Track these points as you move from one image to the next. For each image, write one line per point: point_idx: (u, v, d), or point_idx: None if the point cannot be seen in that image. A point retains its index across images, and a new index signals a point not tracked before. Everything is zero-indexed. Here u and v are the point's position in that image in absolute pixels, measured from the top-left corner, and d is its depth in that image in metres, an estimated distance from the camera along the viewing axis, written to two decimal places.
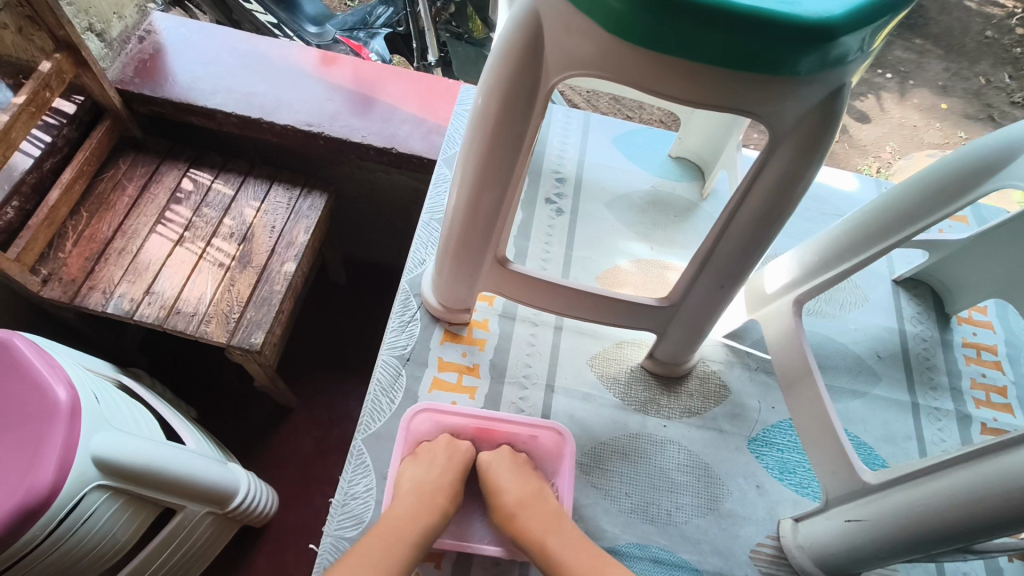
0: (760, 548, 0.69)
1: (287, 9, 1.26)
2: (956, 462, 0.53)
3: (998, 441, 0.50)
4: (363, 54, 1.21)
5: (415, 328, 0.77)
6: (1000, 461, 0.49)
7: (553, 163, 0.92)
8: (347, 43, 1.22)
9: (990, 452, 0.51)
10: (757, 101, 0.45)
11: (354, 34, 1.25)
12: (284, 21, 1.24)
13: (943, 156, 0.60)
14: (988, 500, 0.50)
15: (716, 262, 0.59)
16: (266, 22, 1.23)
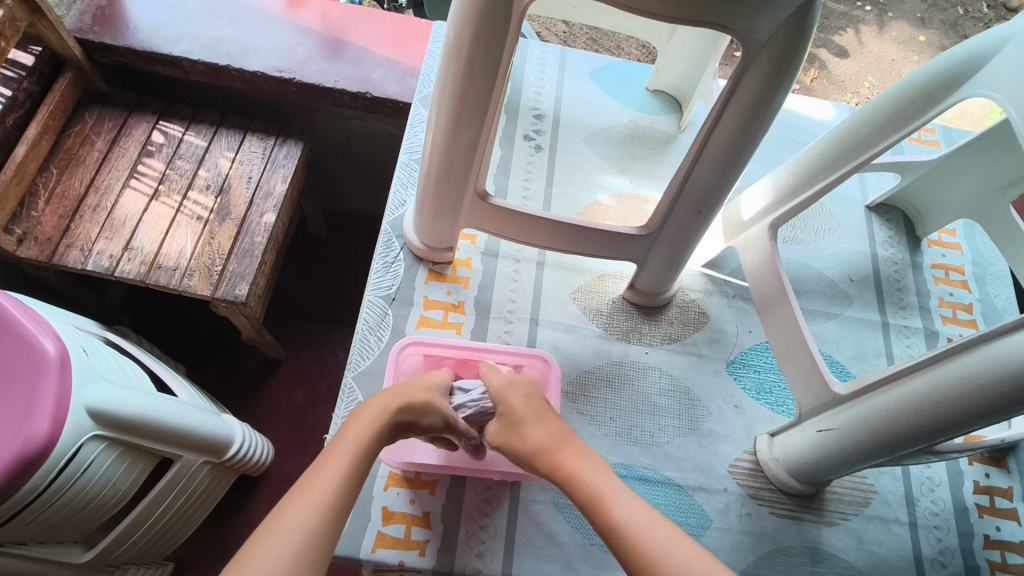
0: (738, 463, 0.73)
1: None
2: (918, 368, 0.55)
3: (955, 346, 0.52)
4: None
5: (399, 268, 0.78)
6: (958, 364, 0.52)
7: (531, 100, 0.92)
8: None
9: (949, 357, 0.53)
10: (729, 16, 0.45)
11: None
12: None
13: (916, 70, 0.59)
14: (949, 400, 0.52)
15: (692, 188, 0.60)
16: None
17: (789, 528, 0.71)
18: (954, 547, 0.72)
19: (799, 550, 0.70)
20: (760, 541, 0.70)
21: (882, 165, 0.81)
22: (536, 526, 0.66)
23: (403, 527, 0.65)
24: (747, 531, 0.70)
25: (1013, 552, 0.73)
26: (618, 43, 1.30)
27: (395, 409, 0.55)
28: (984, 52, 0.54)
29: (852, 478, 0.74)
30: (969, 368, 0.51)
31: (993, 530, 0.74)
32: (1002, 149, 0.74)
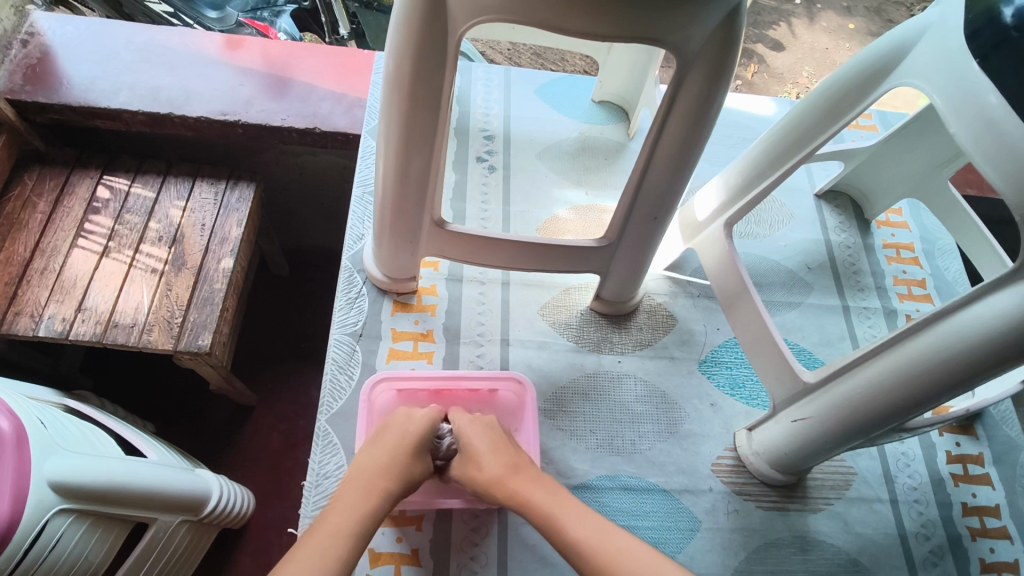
0: (719, 461, 0.74)
1: None
2: (881, 351, 0.56)
3: (912, 327, 0.54)
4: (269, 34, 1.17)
5: (364, 303, 0.77)
6: (924, 338, 0.53)
7: (480, 122, 0.92)
8: (252, 24, 1.17)
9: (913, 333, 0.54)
10: (660, 29, 0.46)
11: (257, 14, 1.21)
12: (180, 9, 1.14)
13: (845, 63, 0.59)
14: (919, 374, 0.53)
15: (646, 195, 0.61)
16: (160, 11, 1.12)
17: (776, 519, 0.71)
18: (935, 518, 0.74)
19: (788, 540, 0.71)
20: (749, 536, 0.70)
21: (825, 154, 0.83)
22: (527, 549, 0.65)
23: (392, 567, 0.63)
24: (736, 528, 0.70)
25: (991, 516, 0.75)
26: (562, 57, 1.33)
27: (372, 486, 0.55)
28: (901, 45, 0.53)
29: (831, 462, 0.76)
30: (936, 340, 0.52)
31: (971, 496, 0.76)
32: (934, 131, 0.77)
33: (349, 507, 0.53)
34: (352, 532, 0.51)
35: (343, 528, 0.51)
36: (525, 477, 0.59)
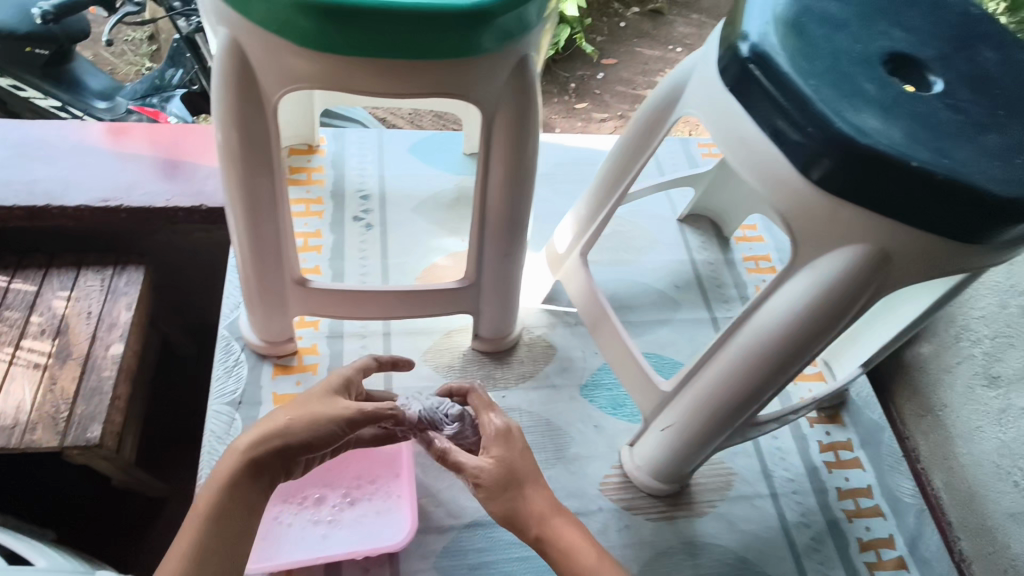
0: (607, 479, 0.77)
1: (68, 88, 1.12)
2: (711, 354, 0.60)
3: (727, 330, 0.57)
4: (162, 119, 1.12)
5: (243, 370, 0.77)
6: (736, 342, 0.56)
7: (356, 183, 0.95)
8: (142, 110, 1.13)
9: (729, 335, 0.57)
10: (459, 84, 0.50)
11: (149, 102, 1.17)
12: (67, 101, 1.11)
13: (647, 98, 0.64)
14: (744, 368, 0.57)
15: (491, 235, 0.65)
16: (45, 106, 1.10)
17: (665, 529, 0.74)
18: (814, 506, 0.79)
19: (678, 547, 0.73)
20: (641, 548, 0.73)
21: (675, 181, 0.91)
22: None
23: None
24: (628, 543, 0.73)
25: (863, 496, 0.81)
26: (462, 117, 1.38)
27: (254, 456, 0.52)
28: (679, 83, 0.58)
29: (712, 466, 0.80)
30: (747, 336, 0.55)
31: (843, 481, 0.82)
32: None
33: (213, 483, 0.51)
34: (220, 524, 0.50)
35: (212, 495, 0.51)
36: (564, 519, 0.57)
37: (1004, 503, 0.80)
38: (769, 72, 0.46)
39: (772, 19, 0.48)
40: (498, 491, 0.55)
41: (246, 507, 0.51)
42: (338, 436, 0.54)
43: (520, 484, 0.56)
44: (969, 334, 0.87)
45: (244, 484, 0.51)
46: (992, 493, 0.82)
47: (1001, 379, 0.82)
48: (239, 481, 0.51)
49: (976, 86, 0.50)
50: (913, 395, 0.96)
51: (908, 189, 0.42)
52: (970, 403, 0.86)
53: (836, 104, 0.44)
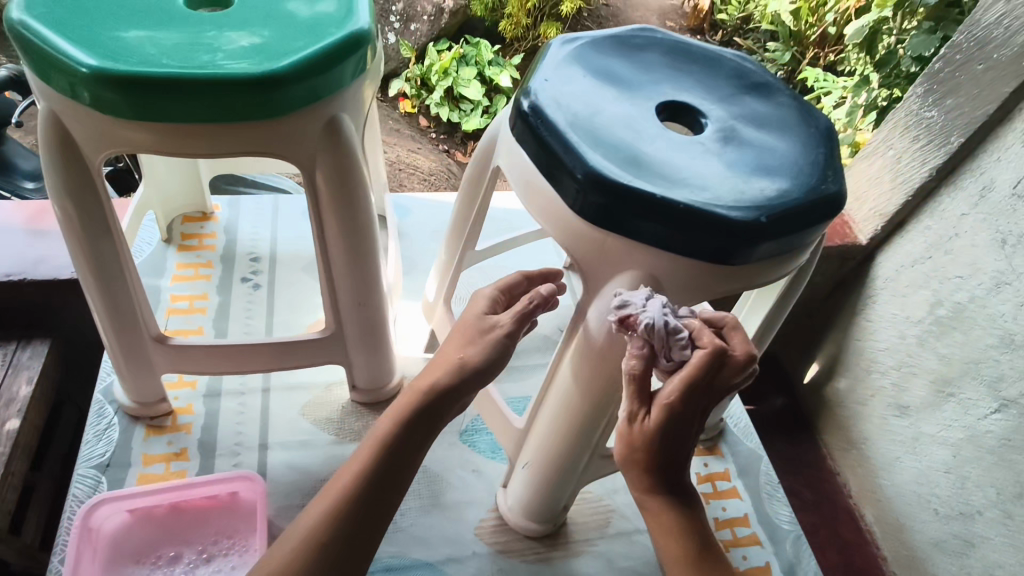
0: (483, 523, 0.77)
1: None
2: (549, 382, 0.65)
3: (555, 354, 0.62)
4: None
5: (114, 433, 0.77)
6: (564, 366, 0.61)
7: (246, 246, 0.98)
8: None
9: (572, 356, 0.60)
10: (268, 142, 0.55)
11: None
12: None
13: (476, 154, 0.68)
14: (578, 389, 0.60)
15: (340, 285, 0.68)
16: None
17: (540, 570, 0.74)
18: None
19: None
20: None
21: None
22: None
23: None
24: None
25: (740, 525, 0.83)
26: None
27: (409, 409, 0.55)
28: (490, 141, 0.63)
29: (591, 504, 0.81)
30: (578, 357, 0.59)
31: (721, 511, 0.84)
32: None
33: (349, 465, 0.53)
34: (398, 456, 0.53)
35: (347, 473, 0.53)
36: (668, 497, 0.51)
37: (928, 533, 0.90)
38: (542, 122, 0.50)
39: (551, 77, 0.54)
40: (652, 448, 0.48)
41: (410, 445, 0.54)
42: (509, 349, 0.58)
43: (682, 441, 0.48)
44: (877, 367, 0.98)
45: (421, 420, 0.55)
46: (917, 522, 0.92)
47: (909, 410, 0.92)
48: (421, 414, 0.55)
49: (742, 125, 0.56)
50: (838, 430, 1.07)
51: (654, 218, 0.47)
52: (887, 436, 0.97)
53: (590, 148, 0.49)
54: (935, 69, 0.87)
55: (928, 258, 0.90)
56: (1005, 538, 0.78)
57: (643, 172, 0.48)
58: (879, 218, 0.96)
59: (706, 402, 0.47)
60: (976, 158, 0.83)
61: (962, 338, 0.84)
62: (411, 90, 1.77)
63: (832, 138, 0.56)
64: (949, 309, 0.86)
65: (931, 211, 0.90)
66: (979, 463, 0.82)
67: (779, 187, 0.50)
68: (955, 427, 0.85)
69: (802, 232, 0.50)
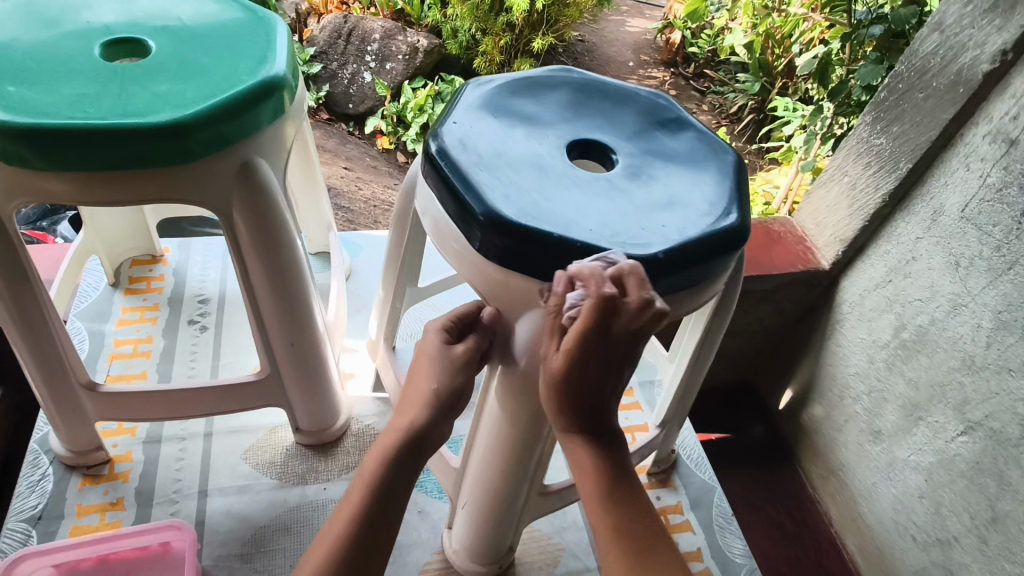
0: (427, 567, 0.75)
1: None
2: (477, 424, 0.64)
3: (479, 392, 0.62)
4: (48, 239, 1.11)
5: (48, 484, 0.75)
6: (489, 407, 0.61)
7: (196, 289, 0.98)
8: (28, 233, 1.11)
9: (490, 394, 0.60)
10: (180, 189, 0.55)
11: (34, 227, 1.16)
12: None
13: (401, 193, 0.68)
14: (505, 427, 0.60)
15: (272, 328, 0.68)
16: None
17: None
18: None
19: None
20: None
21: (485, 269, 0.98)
22: None
23: None
24: None
25: (693, 561, 0.82)
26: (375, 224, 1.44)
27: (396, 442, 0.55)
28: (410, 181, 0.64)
29: (540, 543, 0.80)
30: (498, 399, 0.59)
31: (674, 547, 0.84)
32: None
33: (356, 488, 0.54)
34: (400, 477, 0.55)
35: (352, 502, 0.53)
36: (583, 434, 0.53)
37: (910, 561, 0.88)
38: (445, 163, 0.52)
39: (459, 119, 0.56)
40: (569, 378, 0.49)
41: (399, 478, 0.55)
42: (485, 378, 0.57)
43: (597, 384, 0.50)
44: (849, 392, 0.98)
45: (408, 457, 0.55)
46: (899, 551, 0.90)
47: (882, 436, 0.92)
48: (407, 447, 0.55)
49: (649, 160, 0.57)
50: (818, 459, 1.07)
51: (556, 258, 0.47)
52: (864, 462, 0.96)
53: (491, 188, 0.50)
54: (879, 98, 0.88)
55: (888, 281, 0.90)
56: (981, 564, 0.77)
57: (543, 209, 0.49)
58: (840, 242, 0.97)
59: (617, 343, 0.47)
60: (925, 183, 0.83)
61: (927, 359, 0.83)
62: (387, 127, 1.70)
63: (741, 170, 0.58)
64: (912, 331, 0.86)
65: (889, 236, 0.90)
66: (952, 486, 0.80)
67: (679, 220, 0.51)
68: (926, 450, 0.84)
69: (708, 263, 0.50)
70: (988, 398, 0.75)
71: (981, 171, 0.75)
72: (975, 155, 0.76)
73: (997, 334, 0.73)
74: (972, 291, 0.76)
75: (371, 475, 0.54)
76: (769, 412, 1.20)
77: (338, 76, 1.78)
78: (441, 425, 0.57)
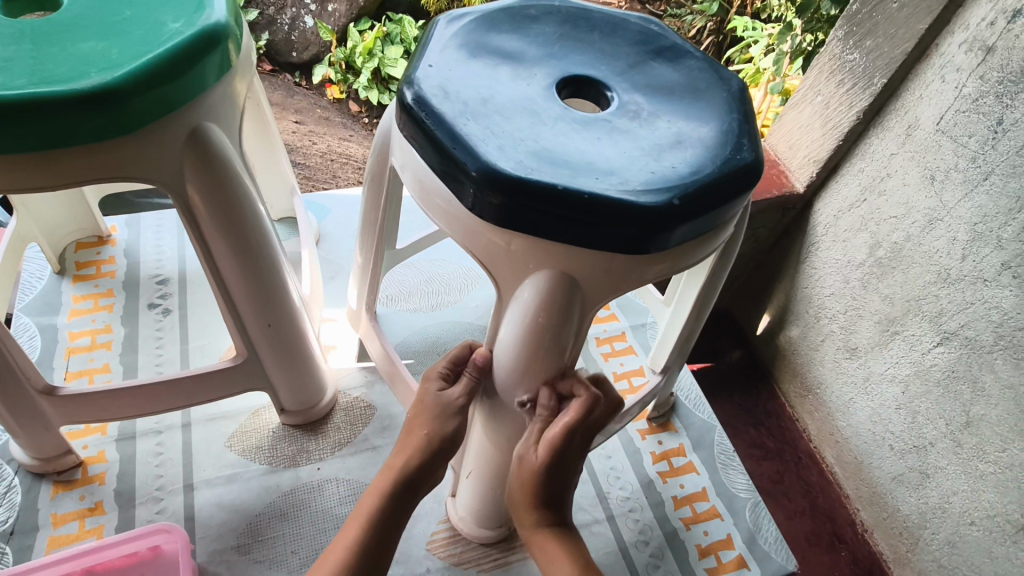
0: (435, 537, 0.74)
1: None
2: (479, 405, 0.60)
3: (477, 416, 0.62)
4: None
5: (16, 495, 0.70)
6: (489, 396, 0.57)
7: (151, 269, 0.90)
8: None
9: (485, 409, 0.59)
10: (120, 165, 0.48)
11: None
12: None
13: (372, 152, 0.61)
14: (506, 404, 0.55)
15: (244, 307, 0.62)
16: None
17: None
18: (651, 520, 0.81)
19: None
20: None
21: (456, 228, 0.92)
22: None
23: None
24: None
25: (699, 500, 0.83)
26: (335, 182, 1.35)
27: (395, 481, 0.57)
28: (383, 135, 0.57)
29: None
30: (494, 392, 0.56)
31: (679, 488, 0.84)
32: None
33: (356, 522, 0.56)
34: (396, 513, 0.57)
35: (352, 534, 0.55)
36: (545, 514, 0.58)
37: (886, 468, 0.85)
38: (427, 114, 0.46)
39: (435, 62, 0.50)
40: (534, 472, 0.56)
41: (393, 520, 0.57)
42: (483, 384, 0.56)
43: (563, 471, 0.57)
44: (825, 312, 0.92)
45: (404, 495, 0.57)
46: (875, 460, 0.86)
47: (859, 352, 0.86)
48: (400, 492, 0.57)
49: (648, 96, 0.52)
50: (794, 377, 1.00)
51: (559, 212, 0.43)
52: (841, 379, 0.91)
53: (479, 139, 0.44)
54: (852, 11, 0.79)
55: (862, 201, 0.83)
56: (958, 467, 0.74)
57: (543, 160, 0.44)
58: (813, 164, 0.89)
59: (581, 442, 0.56)
60: (900, 97, 0.76)
61: (903, 276, 0.78)
62: (337, 75, 1.57)
63: (744, 99, 0.53)
64: (887, 249, 0.80)
65: (862, 154, 0.83)
66: (928, 396, 0.77)
67: (689, 160, 0.46)
68: (902, 363, 0.80)
69: (723, 206, 0.46)
70: (963, 308, 0.71)
71: (956, 83, 0.69)
72: (951, 65, 0.69)
73: (973, 247, 0.69)
74: (947, 205, 0.71)
75: (369, 510, 0.56)
76: (746, 335, 1.11)
77: (278, 22, 1.61)
78: (440, 463, 0.59)
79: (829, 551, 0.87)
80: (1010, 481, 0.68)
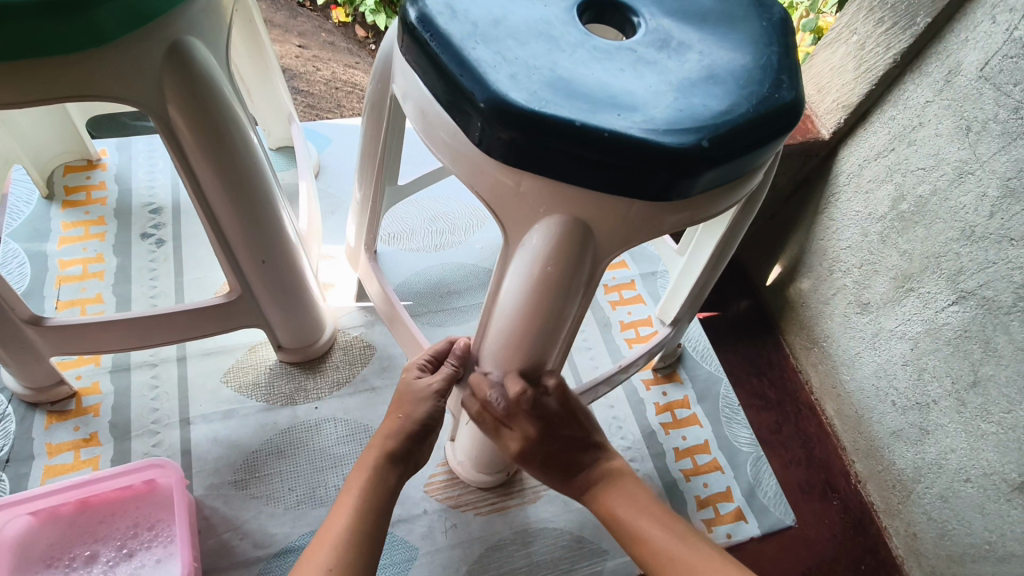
0: (433, 479, 0.73)
1: None
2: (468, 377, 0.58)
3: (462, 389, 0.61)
4: None
5: (11, 424, 0.69)
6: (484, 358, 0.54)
7: (144, 196, 0.87)
8: None
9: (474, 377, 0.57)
10: (93, 82, 0.44)
11: None
12: None
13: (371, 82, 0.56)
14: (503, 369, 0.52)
15: (236, 241, 0.59)
16: None
17: (496, 521, 0.71)
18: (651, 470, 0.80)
19: (510, 539, 0.71)
20: (470, 546, 0.70)
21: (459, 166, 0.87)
22: None
23: None
24: (456, 542, 0.70)
25: (700, 453, 0.82)
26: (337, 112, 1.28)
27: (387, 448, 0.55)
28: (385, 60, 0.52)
29: None
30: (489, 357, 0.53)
31: (681, 440, 0.83)
32: None
33: (350, 495, 0.53)
34: (387, 483, 0.54)
35: (348, 506, 0.52)
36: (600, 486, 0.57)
37: (886, 423, 0.83)
38: (432, 36, 0.41)
39: None
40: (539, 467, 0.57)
41: (387, 493, 0.54)
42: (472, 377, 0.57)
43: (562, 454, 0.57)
44: (839, 265, 0.88)
45: (396, 462, 0.55)
46: (876, 415, 0.85)
47: (870, 306, 0.83)
48: (393, 459, 0.55)
49: (678, 23, 0.46)
50: (802, 330, 0.97)
51: (574, 153, 0.39)
52: (849, 333, 0.88)
53: (489, 67, 0.39)
54: None
55: (890, 150, 0.78)
56: (958, 425, 0.72)
57: (558, 91, 0.39)
58: (843, 109, 0.82)
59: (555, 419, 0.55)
60: (944, 39, 0.69)
61: (924, 231, 0.74)
62: None
63: (785, 31, 0.48)
64: (911, 203, 0.75)
65: (895, 100, 0.76)
66: (936, 354, 0.74)
67: (719, 97, 0.42)
68: (913, 321, 0.77)
69: (756, 152, 0.42)
70: (984, 267, 0.67)
71: (1007, 26, 0.62)
72: (1004, 4, 0.62)
73: (1003, 204, 0.64)
74: (980, 158, 0.66)
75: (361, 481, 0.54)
76: (758, 288, 1.07)
77: None
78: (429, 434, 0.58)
79: (821, 499, 0.86)
80: (1011, 442, 0.66)
